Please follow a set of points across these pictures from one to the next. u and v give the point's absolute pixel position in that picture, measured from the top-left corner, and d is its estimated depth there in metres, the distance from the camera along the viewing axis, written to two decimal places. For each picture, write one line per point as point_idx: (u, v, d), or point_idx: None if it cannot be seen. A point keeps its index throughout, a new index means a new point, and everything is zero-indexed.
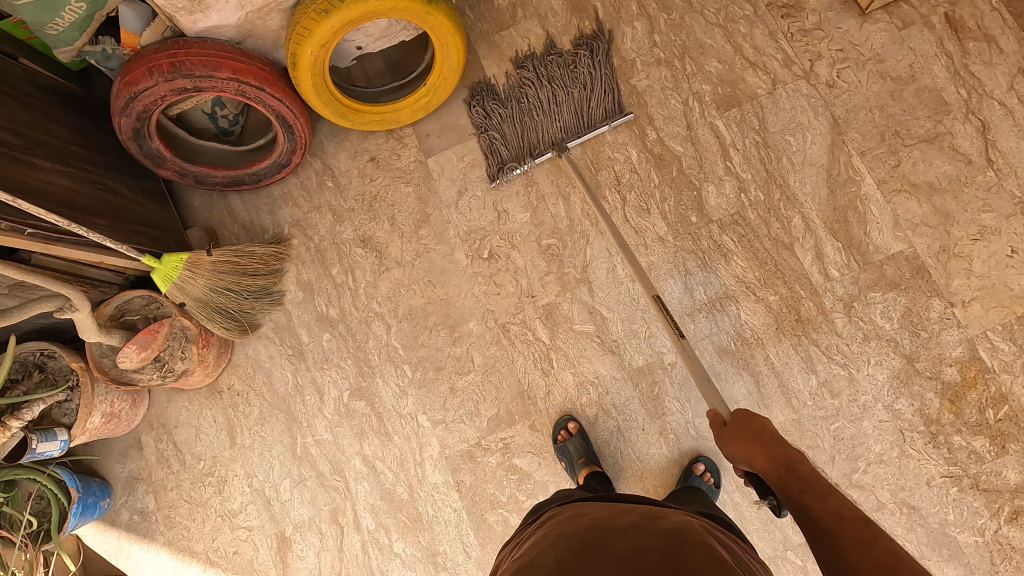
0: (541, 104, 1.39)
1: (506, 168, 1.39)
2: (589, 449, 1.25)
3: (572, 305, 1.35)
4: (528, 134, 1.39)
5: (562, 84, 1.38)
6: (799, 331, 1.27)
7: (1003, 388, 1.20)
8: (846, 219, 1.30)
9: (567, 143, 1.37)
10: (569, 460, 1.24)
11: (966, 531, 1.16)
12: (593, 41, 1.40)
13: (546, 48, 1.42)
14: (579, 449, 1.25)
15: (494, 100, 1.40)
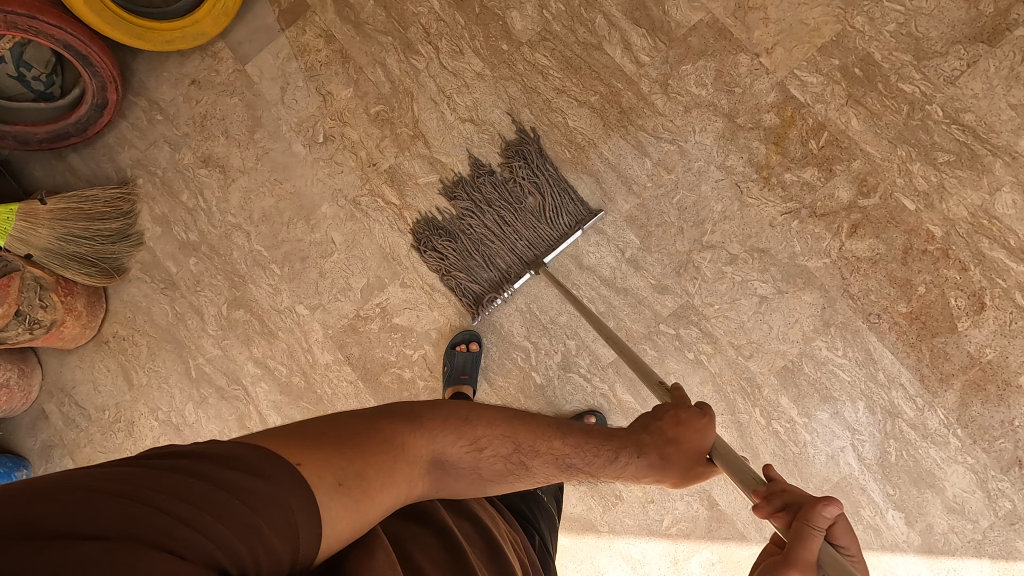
0: (491, 230, 1.30)
1: (486, 302, 1.27)
2: (474, 371, 1.27)
3: (412, 162, 1.37)
4: (497, 264, 1.29)
5: (503, 194, 1.30)
6: (625, 122, 1.30)
7: (819, 117, 1.24)
8: (646, 5, 1.31)
9: (541, 260, 1.27)
10: (450, 369, 1.27)
11: (814, 257, 1.21)
12: (522, 146, 1.32)
13: (474, 168, 1.34)
14: (464, 366, 1.27)
15: (442, 237, 1.32)
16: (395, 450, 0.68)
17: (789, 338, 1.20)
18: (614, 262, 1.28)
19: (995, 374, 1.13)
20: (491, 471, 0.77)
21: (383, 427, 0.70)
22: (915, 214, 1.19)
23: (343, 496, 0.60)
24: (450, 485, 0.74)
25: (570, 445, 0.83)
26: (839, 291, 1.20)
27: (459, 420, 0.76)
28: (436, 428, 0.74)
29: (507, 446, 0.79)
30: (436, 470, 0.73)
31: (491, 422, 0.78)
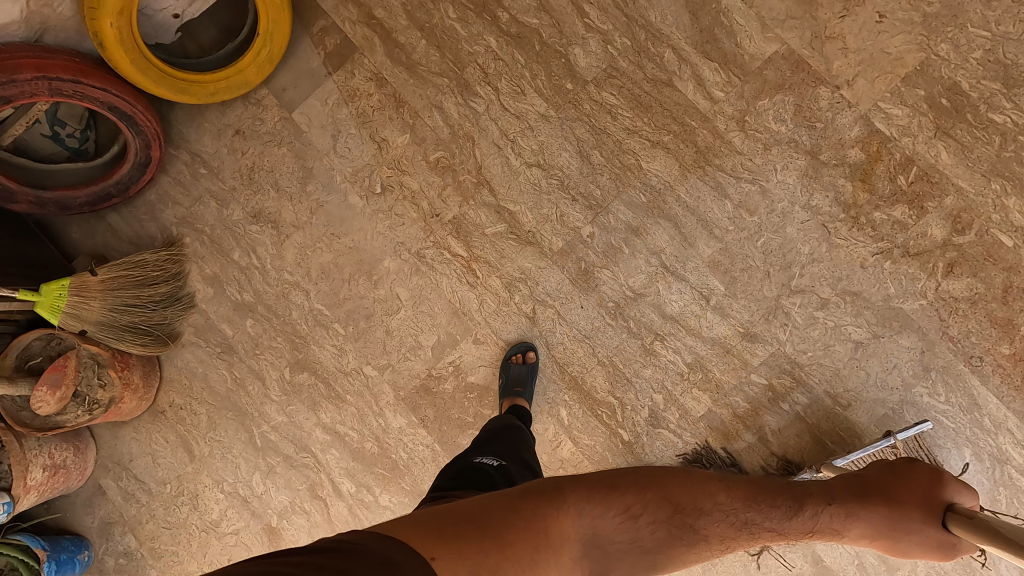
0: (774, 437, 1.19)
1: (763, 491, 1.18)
2: (528, 383, 1.23)
3: (478, 211, 1.31)
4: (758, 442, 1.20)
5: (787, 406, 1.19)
6: (702, 162, 1.25)
7: (907, 151, 1.19)
8: (716, 37, 1.25)
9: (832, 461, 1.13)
10: (505, 380, 1.23)
11: (909, 298, 1.17)
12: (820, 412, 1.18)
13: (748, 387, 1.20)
14: (518, 377, 1.23)
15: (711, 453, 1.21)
16: (534, 535, 0.70)
17: (887, 385, 1.17)
18: (699, 310, 1.22)
19: None
20: (656, 541, 0.77)
21: (524, 510, 0.73)
22: (1013, 251, 1.15)
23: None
24: (609, 560, 0.76)
25: (739, 498, 0.81)
26: (937, 333, 1.16)
27: (607, 490, 0.77)
28: (575, 499, 0.75)
29: (666, 510, 0.78)
30: (593, 544, 0.76)
31: (654, 499, 0.78)
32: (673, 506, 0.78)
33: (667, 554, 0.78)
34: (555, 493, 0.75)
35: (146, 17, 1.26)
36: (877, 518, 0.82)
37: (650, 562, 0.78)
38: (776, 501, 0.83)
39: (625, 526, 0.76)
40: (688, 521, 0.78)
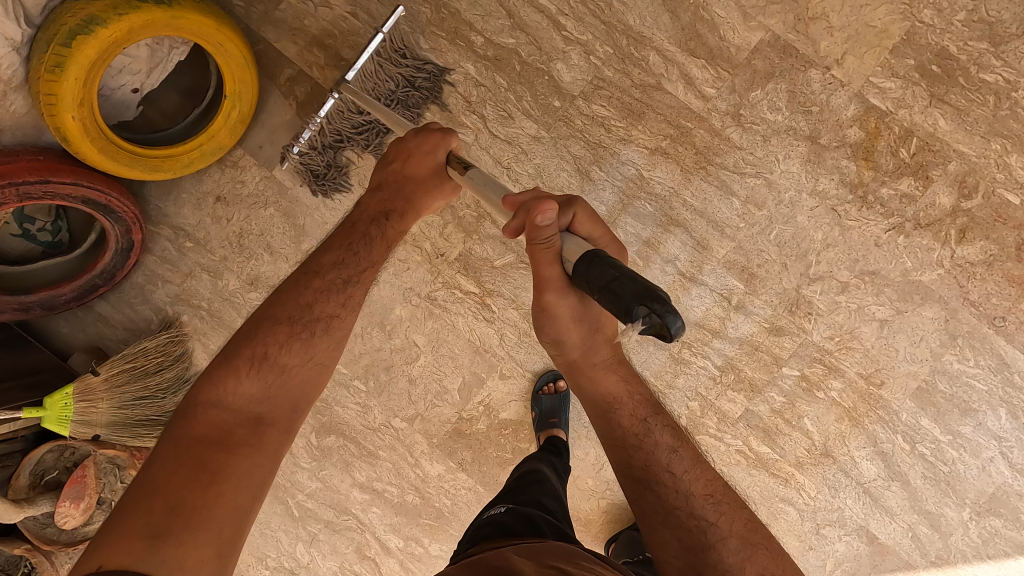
0: None
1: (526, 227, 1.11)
2: (563, 412, 1.24)
3: (483, 245, 1.25)
4: None
5: None
6: (703, 162, 1.23)
7: (906, 124, 1.19)
8: (699, 33, 1.22)
9: None
10: (539, 413, 1.23)
11: (927, 270, 1.18)
12: None
13: None
14: (551, 408, 1.23)
15: None
16: (213, 451, 0.78)
17: (917, 358, 1.17)
18: (722, 312, 1.22)
19: None
20: (289, 353, 0.89)
21: (179, 445, 0.78)
22: (1021, 208, 1.16)
23: (170, 540, 0.69)
24: (281, 399, 0.88)
25: (324, 287, 0.93)
26: (959, 300, 1.17)
27: (249, 363, 0.86)
28: (212, 393, 0.83)
29: (282, 331, 0.89)
30: (259, 408, 0.85)
31: (264, 337, 0.89)
32: (283, 329, 0.90)
33: (314, 356, 0.92)
34: (205, 405, 0.83)
35: (104, 96, 1.20)
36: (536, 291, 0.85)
37: (320, 368, 0.93)
38: (345, 254, 0.96)
39: (266, 370, 0.87)
40: (310, 319, 0.91)
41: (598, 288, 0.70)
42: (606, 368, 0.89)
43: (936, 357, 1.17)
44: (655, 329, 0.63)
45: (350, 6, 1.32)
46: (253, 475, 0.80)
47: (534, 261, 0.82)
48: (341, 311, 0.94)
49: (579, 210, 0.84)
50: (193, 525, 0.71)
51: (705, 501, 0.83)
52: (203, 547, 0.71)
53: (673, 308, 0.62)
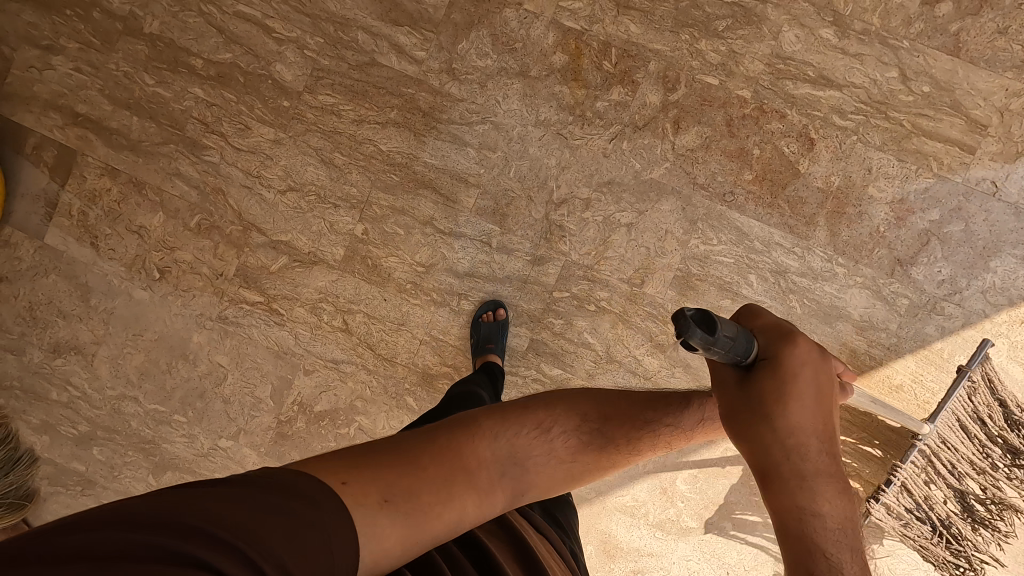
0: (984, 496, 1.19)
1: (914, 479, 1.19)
2: (501, 338, 1.24)
3: (255, 255, 1.32)
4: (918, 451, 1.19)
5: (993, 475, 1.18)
6: (432, 123, 1.28)
7: (601, 37, 1.25)
8: (397, 3, 1.29)
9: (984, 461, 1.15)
10: (478, 339, 1.23)
11: (655, 166, 1.24)
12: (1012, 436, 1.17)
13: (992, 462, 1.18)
14: (490, 333, 1.23)
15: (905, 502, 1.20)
16: (451, 464, 0.69)
17: (666, 250, 1.24)
18: (487, 258, 1.28)
19: (848, 195, 1.20)
20: (569, 452, 0.75)
21: (435, 443, 0.70)
22: (721, 88, 1.23)
23: (391, 513, 0.61)
24: (527, 482, 0.73)
25: (655, 408, 0.77)
26: (689, 187, 1.24)
27: (516, 413, 0.75)
28: (476, 423, 0.73)
29: (574, 420, 0.76)
30: (511, 468, 0.72)
31: (558, 410, 0.76)
32: (572, 421, 0.76)
33: (576, 458, 0.75)
34: (468, 426, 0.73)
35: None
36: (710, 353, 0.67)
37: (562, 478, 0.75)
38: (670, 401, 0.77)
39: (540, 443, 0.74)
40: (610, 437, 0.75)
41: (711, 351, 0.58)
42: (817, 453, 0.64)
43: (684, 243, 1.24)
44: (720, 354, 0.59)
45: (71, 61, 1.34)
46: (452, 528, 0.66)
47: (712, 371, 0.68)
48: (611, 442, 0.75)
49: (743, 310, 0.72)
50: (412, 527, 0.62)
51: (835, 529, 0.62)
52: (399, 544, 0.61)
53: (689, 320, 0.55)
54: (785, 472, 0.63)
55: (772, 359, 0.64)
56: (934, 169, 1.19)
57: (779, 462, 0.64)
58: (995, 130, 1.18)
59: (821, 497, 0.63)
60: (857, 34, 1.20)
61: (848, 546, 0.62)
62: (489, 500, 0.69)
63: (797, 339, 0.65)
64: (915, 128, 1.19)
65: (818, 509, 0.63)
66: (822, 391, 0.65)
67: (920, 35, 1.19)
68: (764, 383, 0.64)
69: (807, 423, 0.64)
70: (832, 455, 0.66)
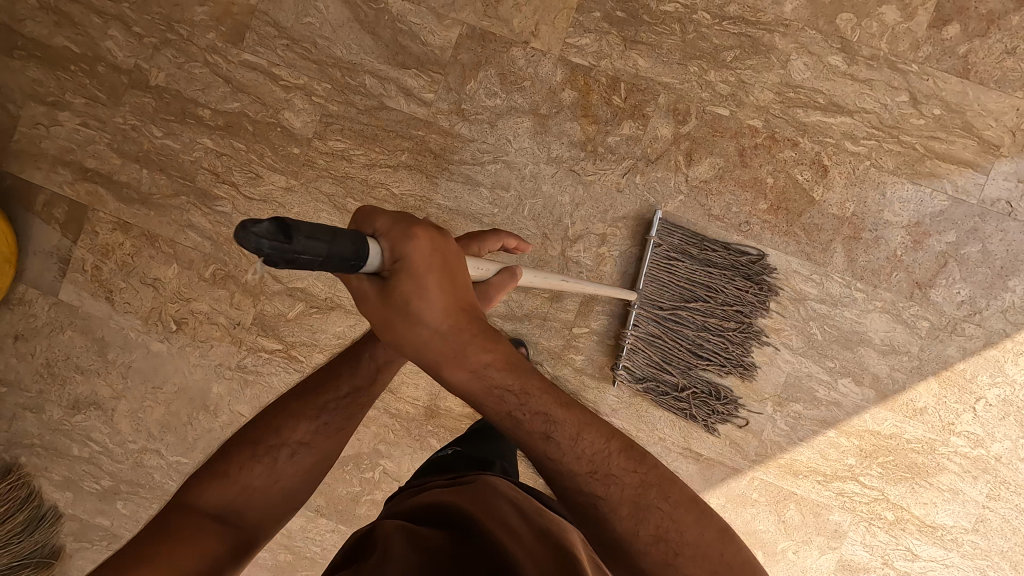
0: None
1: None
2: None
3: (271, 303, 1.31)
4: None
5: None
6: (443, 164, 1.28)
7: (609, 72, 1.25)
8: (403, 45, 1.29)
9: None
10: None
11: (670, 199, 1.24)
12: None
13: None
14: None
15: None
16: (172, 534, 0.67)
17: None
18: (505, 296, 1.27)
19: (864, 221, 1.20)
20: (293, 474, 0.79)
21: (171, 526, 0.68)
22: (732, 118, 1.23)
23: None
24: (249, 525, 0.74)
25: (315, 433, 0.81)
26: (704, 218, 1.23)
27: (248, 447, 0.78)
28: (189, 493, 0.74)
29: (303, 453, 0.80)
30: (230, 513, 0.73)
31: (265, 427, 0.80)
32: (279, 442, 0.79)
33: (321, 445, 0.81)
34: (217, 475, 0.76)
35: None
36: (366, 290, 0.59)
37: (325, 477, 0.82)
38: (337, 368, 0.83)
39: (262, 467, 0.78)
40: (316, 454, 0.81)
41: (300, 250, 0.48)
42: (433, 317, 0.60)
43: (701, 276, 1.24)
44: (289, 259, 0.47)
45: (78, 116, 1.34)
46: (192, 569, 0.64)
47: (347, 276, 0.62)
48: (346, 398, 0.82)
49: (359, 213, 0.60)
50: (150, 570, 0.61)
51: (486, 391, 0.63)
52: None
53: (271, 233, 0.45)
54: (494, 413, 0.64)
55: (405, 267, 0.58)
56: (949, 191, 1.19)
57: (447, 376, 0.63)
58: (1008, 150, 1.18)
59: (465, 379, 0.63)
60: (865, 59, 1.20)
61: (535, 409, 0.64)
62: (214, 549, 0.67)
63: (392, 228, 0.58)
64: (928, 152, 1.19)
65: (533, 432, 0.64)
66: (450, 274, 0.60)
67: (928, 59, 1.19)
68: (401, 287, 0.58)
69: (427, 293, 0.59)
70: (457, 306, 0.61)
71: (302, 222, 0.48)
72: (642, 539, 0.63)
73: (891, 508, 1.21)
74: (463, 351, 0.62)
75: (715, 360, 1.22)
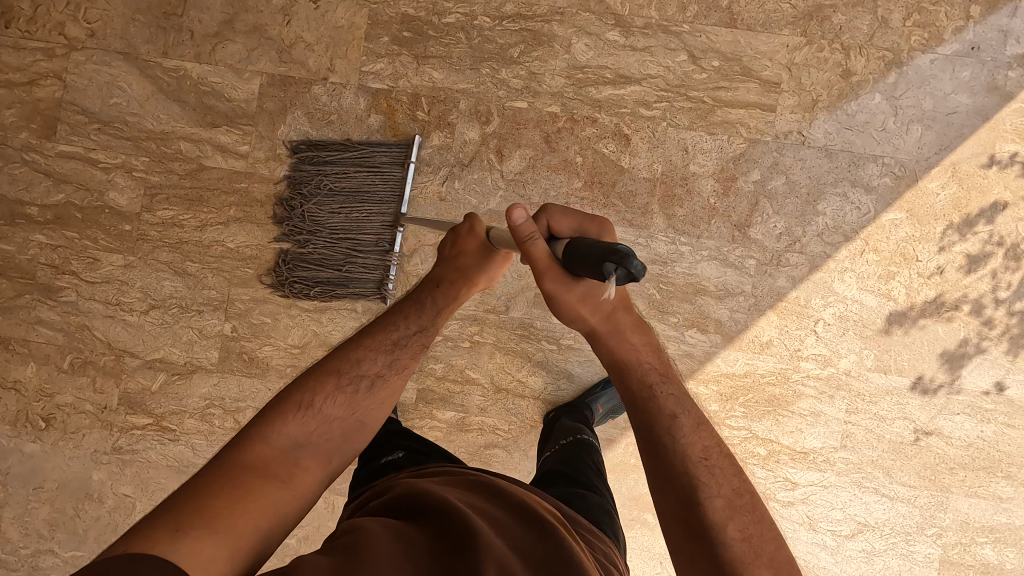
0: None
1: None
2: None
3: (135, 379, 1.33)
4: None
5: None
6: (271, 210, 1.31)
7: (408, 90, 1.29)
8: (210, 106, 1.32)
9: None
10: None
11: (491, 197, 1.28)
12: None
13: None
14: None
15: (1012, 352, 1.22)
16: (239, 476, 0.72)
17: (521, 273, 1.28)
18: (356, 322, 1.30)
19: (673, 178, 1.25)
20: (340, 412, 0.84)
21: (239, 458, 0.75)
22: (531, 108, 1.27)
23: (191, 535, 0.63)
24: (297, 473, 0.77)
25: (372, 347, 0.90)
26: (526, 208, 1.28)
27: (292, 406, 0.82)
28: (262, 427, 0.79)
29: (330, 381, 0.85)
30: (296, 450, 0.79)
31: (317, 384, 0.85)
32: (348, 400, 0.85)
33: (371, 393, 0.88)
34: (261, 434, 0.78)
35: None
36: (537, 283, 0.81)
37: (363, 426, 0.87)
38: (405, 312, 0.95)
39: (303, 417, 0.81)
40: (353, 389, 0.86)
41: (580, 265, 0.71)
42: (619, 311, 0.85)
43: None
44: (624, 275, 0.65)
45: None
46: (269, 519, 0.71)
47: (525, 257, 0.80)
48: (417, 334, 0.94)
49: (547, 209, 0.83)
50: (216, 524, 0.66)
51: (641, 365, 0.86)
52: (218, 558, 0.64)
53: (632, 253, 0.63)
54: (639, 379, 0.85)
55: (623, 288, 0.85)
56: (744, 134, 1.24)
57: (604, 338, 0.87)
58: (787, 85, 1.24)
59: (630, 349, 0.86)
60: (639, 29, 1.26)
61: (648, 361, 0.86)
62: (299, 496, 0.76)
63: (596, 222, 0.81)
64: (717, 102, 1.25)
65: (666, 411, 0.82)
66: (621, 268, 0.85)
67: (697, 16, 1.25)
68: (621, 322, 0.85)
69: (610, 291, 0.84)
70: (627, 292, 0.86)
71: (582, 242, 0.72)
72: (677, 470, 0.79)
73: (762, 444, 1.25)
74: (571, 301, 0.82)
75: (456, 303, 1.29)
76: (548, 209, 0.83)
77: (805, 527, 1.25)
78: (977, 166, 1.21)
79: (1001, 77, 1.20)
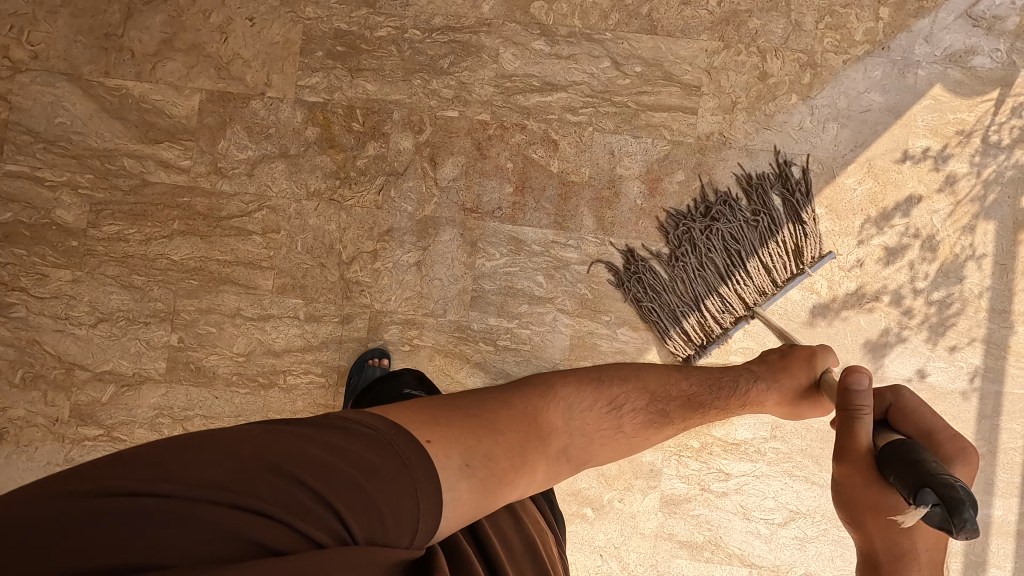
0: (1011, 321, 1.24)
1: (955, 293, 1.25)
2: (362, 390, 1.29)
3: (85, 391, 1.36)
4: (946, 298, 1.25)
5: (1003, 294, 1.24)
6: (213, 223, 1.35)
7: (343, 102, 1.33)
8: (152, 122, 1.36)
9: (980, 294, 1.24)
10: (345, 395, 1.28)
11: (426, 204, 1.32)
12: (1008, 265, 1.24)
13: None
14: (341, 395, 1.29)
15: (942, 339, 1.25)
16: (523, 425, 0.80)
17: (457, 277, 1.31)
18: (299, 329, 1.33)
19: (601, 180, 1.29)
20: (637, 428, 0.90)
21: (518, 400, 0.83)
22: (462, 117, 1.31)
23: (471, 477, 0.71)
24: (581, 454, 0.86)
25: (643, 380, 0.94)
26: (460, 214, 1.31)
27: (590, 384, 0.89)
28: (554, 385, 0.87)
29: (645, 400, 0.92)
30: (569, 430, 0.85)
31: (631, 390, 0.92)
32: (631, 376, 0.93)
33: (649, 397, 0.92)
34: (547, 397, 0.85)
35: None
36: (691, 378, 0.98)
37: (632, 447, 0.91)
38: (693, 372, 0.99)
39: (609, 418, 0.88)
40: (662, 411, 0.93)
41: (894, 477, 0.71)
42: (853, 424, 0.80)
43: (482, 258, 1.31)
44: (947, 520, 0.64)
45: None
46: (524, 485, 0.78)
47: (839, 423, 0.82)
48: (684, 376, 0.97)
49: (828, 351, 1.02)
50: (491, 488, 0.73)
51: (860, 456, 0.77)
52: (474, 504, 0.71)
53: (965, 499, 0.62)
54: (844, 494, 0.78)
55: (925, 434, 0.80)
56: (668, 137, 1.28)
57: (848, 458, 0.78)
58: (708, 88, 1.28)
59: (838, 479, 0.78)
60: (564, 38, 1.30)
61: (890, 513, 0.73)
62: (549, 470, 0.82)
63: (948, 441, 0.78)
64: (640, 106, 1.29)
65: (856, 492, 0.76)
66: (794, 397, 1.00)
67: (618, 24, 1.29)
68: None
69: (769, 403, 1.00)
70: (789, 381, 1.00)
71: (893, 451, 0.73)
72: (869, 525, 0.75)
73: (695, 437, 1.28)
74: (856, 479, 0.76)
75: (396, 309, 1.32)
76: (895, 394, 0.85)
77: (740, 517, 1.28)
78: (891, 161, 1.26)
79: (911, 75, 1.26)
